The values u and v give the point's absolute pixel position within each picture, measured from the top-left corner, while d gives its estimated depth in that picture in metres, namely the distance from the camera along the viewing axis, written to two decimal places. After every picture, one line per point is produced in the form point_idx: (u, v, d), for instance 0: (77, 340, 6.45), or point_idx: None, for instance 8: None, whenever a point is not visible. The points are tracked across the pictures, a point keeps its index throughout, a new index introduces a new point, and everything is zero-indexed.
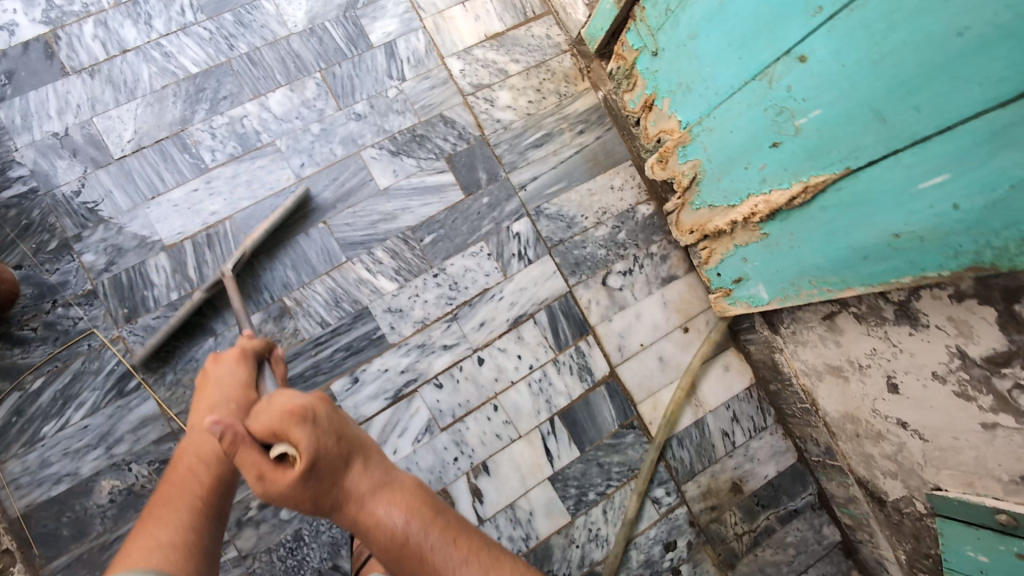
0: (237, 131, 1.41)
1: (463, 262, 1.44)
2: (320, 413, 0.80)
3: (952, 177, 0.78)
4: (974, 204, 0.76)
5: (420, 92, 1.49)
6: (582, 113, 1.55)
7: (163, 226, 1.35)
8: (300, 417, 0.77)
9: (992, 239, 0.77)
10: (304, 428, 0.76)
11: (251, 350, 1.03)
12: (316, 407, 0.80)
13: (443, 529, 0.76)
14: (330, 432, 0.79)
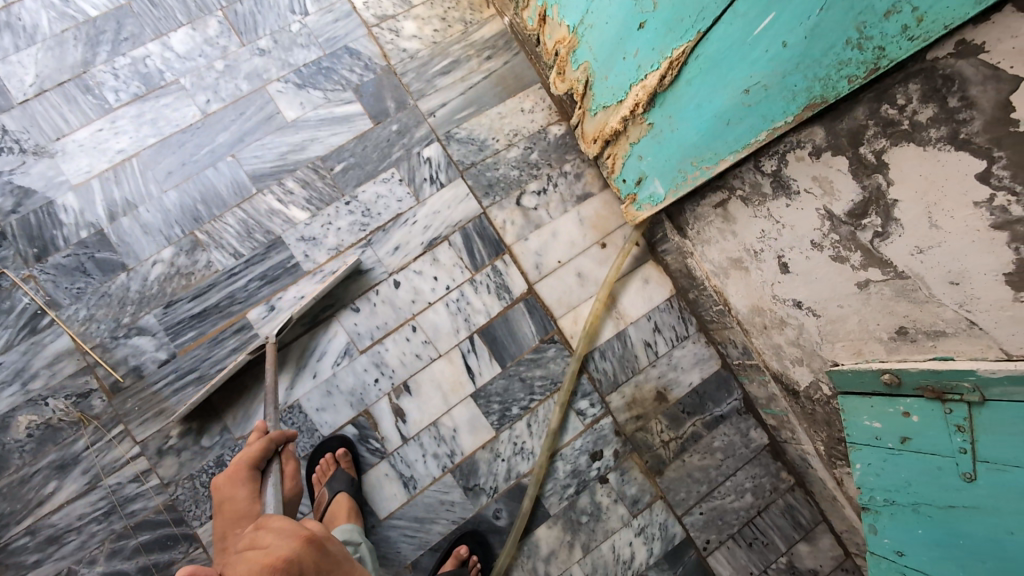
0: (140, 71, 1.42)
1: (375, 189, 1.45)
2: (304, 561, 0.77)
3: (776, 16, 0.85)
4: (797, 37, 0.84)
5: (324, 26, 1.50)
6: (489, 39, 1.56)
7: (70, 166, 1.37)
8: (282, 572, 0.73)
9: (816, 70, 0.85)
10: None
11: (250, 464, 1.01)
12: (303, 557, 0.77)
13: None
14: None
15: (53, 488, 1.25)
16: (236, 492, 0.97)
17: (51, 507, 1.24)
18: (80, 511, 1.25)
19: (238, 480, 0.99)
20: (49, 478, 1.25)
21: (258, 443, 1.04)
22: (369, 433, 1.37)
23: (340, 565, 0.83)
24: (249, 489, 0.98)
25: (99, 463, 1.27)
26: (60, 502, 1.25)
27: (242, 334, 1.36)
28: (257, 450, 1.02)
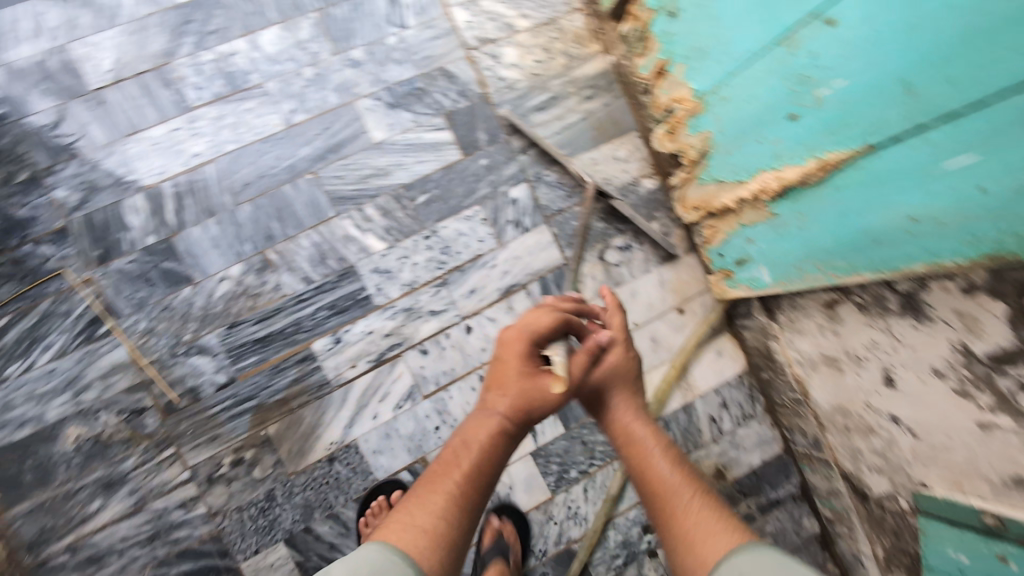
0: (224, 69, 1.33)
1: (457, 226, 1.39)
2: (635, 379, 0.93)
3: (980, 156, 0.72)
4: (1001, 188, 0.71)
5: (422, 42, 1.41)
6: (592, 77, 1.47)
7: (142, 165, 1.29)
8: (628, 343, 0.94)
9: (1015, 227, 0.72)
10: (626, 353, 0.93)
11: (542, 330, 0.87)
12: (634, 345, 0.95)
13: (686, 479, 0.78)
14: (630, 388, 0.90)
15: (97, 507, 1.20)
16: (519, 353, 0.87)
17: (92, 526, 1.20)
18: (123, 533, 1.20)
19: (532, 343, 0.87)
20: (92, 495, 1.20)
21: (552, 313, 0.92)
22: None
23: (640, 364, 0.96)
24: (530, 356, 0.87)
25: (146, 485, 1.22)
26: (102, 522, 1.20)
27: (304, 364, 1.30)
28: (551, 318, 0.88)
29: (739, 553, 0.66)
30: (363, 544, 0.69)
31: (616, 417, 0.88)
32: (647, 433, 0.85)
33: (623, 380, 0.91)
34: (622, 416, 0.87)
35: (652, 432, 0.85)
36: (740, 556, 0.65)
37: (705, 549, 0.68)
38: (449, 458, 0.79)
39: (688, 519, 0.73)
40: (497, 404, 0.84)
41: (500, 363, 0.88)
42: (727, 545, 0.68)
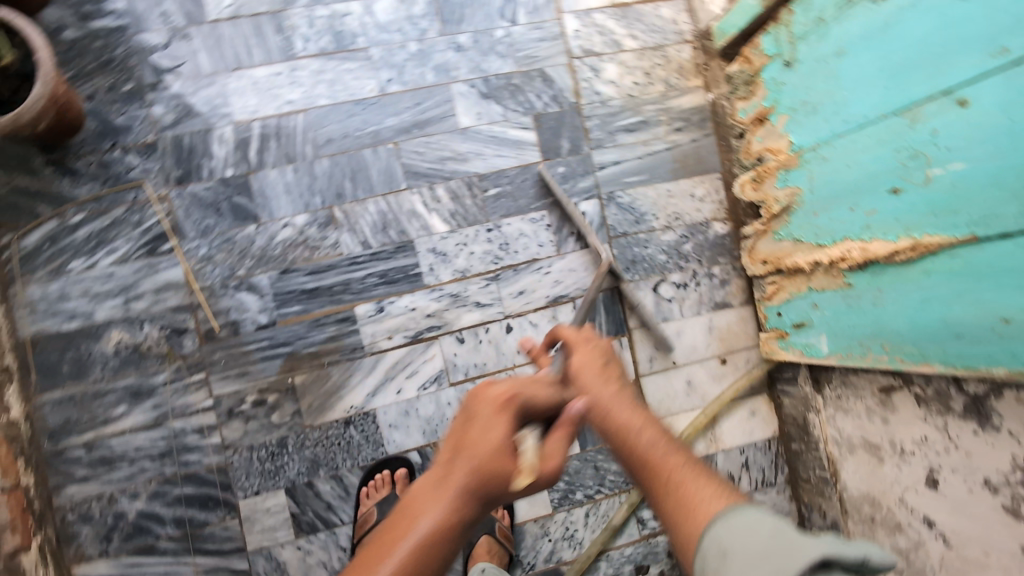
0: (335, 27, 1.37)
1: (520, 226, 1.39)
2: (610, 363, 0.84)
3: None
4: None
5: (528, 41, 1.43)
6: (686, 110, 1.46)
7: (238, 100, 1.34)
8: (600, 364, 0.83)
9: None
10: (606, 370, 0.82)
11: (526, 402, 0.77)
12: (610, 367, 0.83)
13: (674, 461, 0.69)
14: (601, 372, 0.81)
15: (121, 412, 1.24)
16: (486, 423, 0.73)
17: (112, 430, 1.23)
18: (138, 443, 1.23)
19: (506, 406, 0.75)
20: (119, 400, 1.24)
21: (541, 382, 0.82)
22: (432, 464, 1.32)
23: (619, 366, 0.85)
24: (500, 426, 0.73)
25: (170, 403, 1.25)
26: (121, 428, 1.23)
27: (343, 325, 1.31)
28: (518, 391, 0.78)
29: (725, 515, 0.59)
30: None
31: (597, 410, 0.76)
32: (629, 410, 0.75)
33: (601, 382, 0.79)
34: (603, 403, 0.76)
35: (633, 405, 0.76)
36: (726, 520, 0.59)
37: (696, 516, 0.61)
38: (380, 545, 0.66)
39: (683, 490, 0.65)
40: (448, 482, 0.69)
41: (463, 428, 0.75)
42: (715, 508, 0.61)
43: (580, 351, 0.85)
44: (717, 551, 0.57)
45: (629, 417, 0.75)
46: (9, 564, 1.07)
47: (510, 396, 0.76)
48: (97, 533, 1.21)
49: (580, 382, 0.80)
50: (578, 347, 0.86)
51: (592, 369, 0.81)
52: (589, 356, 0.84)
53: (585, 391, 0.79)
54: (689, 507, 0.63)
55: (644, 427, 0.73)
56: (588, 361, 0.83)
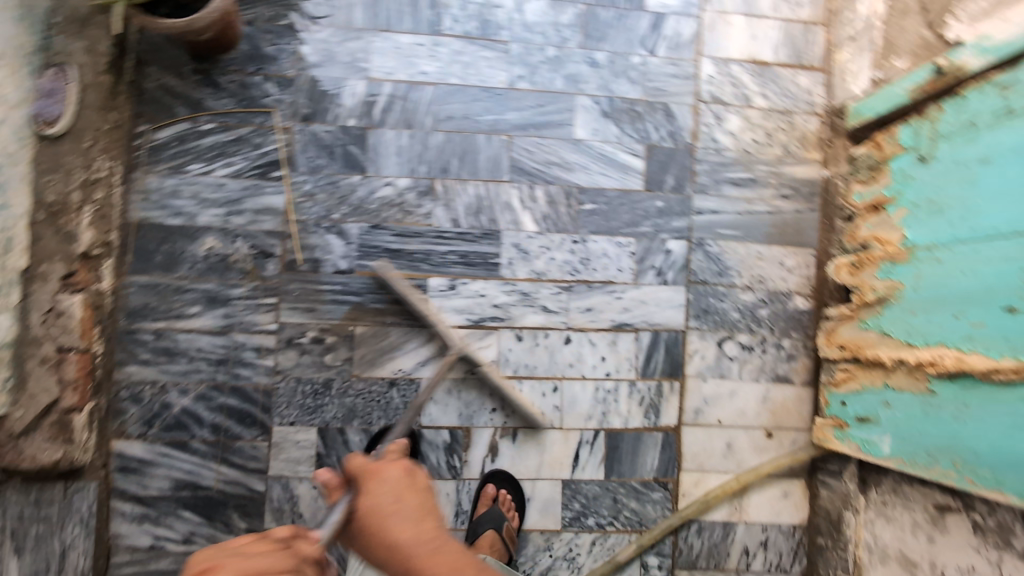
0: (484, 15, 1.42)
1: (605, 246, 1.40)
2: (415, 494, 0.77)
3: None
4: None
5: (662, 74, 1.44)
6: (798, 179, 1.45)
7: (378, 59, 1.39)
8: (403, 491, 0.77)
9: None
10: (405, 496, 0.76)
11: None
12: (408, 491, 0.77)
13: None
14: (407, 504, 0.75)
15: (194, 313, 1.31)
16: None
17: (182, 326, 1.30)
18: (200, 345, 1.30)
19: None
20: (196, 301, 1.31)
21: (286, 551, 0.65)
22: (458, 448, 1.34)
23: (425, 491, 0.79)
24: None
25: (239, 317, 1.32)
26: (190, 327, 1.30)
27: None
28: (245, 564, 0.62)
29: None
30: None
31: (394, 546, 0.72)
32: (424, 543, 0.71)
33: (398, 515, 0.74)
34: (397, 541, 0.72)
35: (437, 544, 0.72)
36: None
37: None
38: None
39: None
40: None
41: None
42: None
43: (374, 481, 0.78)
44: None
45: (428, 552, 0.70)
46: (61, 419, 1.19)
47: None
48: (142, 415, 1.28)
49: (379, 522, 0.73)
50: (374, 480, 0.78)
51: (391, 508, 0.74)
52: (390, 481, 0.78)
53: (387, 540, 0.72)
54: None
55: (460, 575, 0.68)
56: (393, 498, 0.76)
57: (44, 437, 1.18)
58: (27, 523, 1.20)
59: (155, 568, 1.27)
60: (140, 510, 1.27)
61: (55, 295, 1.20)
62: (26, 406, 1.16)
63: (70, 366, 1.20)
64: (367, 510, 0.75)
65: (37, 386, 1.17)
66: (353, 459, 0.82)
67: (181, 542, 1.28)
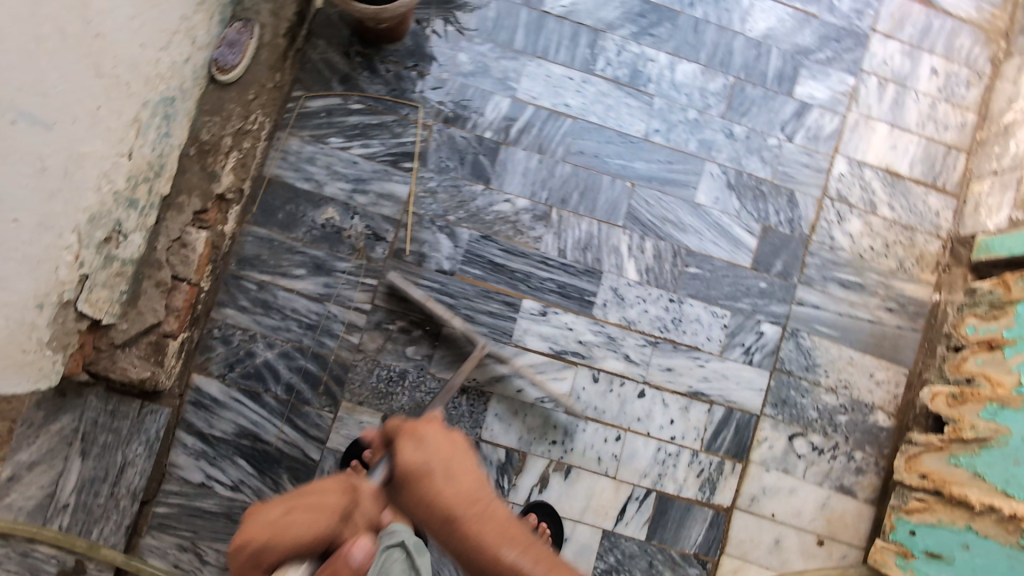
0: (637, 65, 1.45)
1: (700, 312, 1.40)
2: (458, 445, 0.72)
3: None
4: None
5: (795, 162, 1.45)
6: (907, 296, 1.43)
7: (527, 82, 1.43)
8: (445, 453, 0.70)
9: None
10: (441, 464, 0.68)
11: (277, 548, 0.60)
12: (443, 457, 0.69)
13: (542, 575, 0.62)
14: (442, 456, 0.69)
15: (298, 275, 1.35)
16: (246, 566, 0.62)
17: (284, 284, 1.35)
18: (296, 308, 1.35)
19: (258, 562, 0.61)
20: (303, 265, 1.36)
21: (349, 485, 0.70)
22: (510, 470, 1.35)
23: (458, 459, 0.70)
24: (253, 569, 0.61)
25: (338, 290, 1.36)
26: (292, 287, 1.35)
27: (505, 308, 1.38)
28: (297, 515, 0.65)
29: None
30: None
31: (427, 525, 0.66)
32: (482, 504, 0.66)
33: (450, 466, 0.68)
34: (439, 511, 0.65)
35: (491, 514, 0.66)
36: None
37: None
38: None
39: None
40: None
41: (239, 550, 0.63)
42: None
43: (427, 427, 0.73)
44: None
45: (484, 519, 0.65)
46: (157, 341, 1.25)
47: (256, 537, 0.62)
48: (225, 357, 1.33)
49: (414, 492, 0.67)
50: (411, 425, 0.73)
51: (439, 462, 0.68)
52: (429, 440, 0.71)
53: (431, 499, 0.65)
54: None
55: (480, 511, 0.65)
56: (433, 450, 0.69)
57: (138, 353, 1.24)
58: (98, 430, 1.25)
59: (200, 506, 1.31)
60: (201, 447, 1.31)
61: (184, 227, 1.26)
62: (131, 321, 1.23)
63: (179, 295, 1.26)
64: (405, 440, 0.70)
65: (145, 306, 1.24)
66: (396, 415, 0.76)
67: (229, 487, 1.31)
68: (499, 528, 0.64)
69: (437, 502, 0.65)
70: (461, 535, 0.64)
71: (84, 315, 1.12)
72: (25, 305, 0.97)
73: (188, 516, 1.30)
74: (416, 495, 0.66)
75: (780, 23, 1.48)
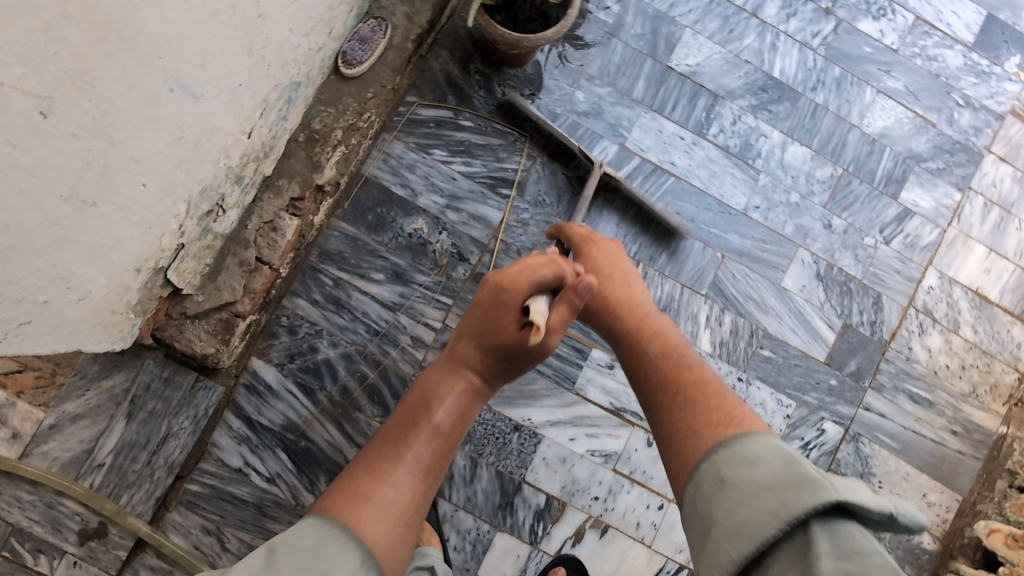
0: (749, 138, 1.43)
1: (765, 397, 1.38)
2: (631, 276, 1.12)
3: None
4: None
5: (887, 266, 1.43)
6: (973, 422, 1.42)
7: (638, 133, 1.42)
8: (619, 274, 1.11)
9: None
10: (620, 280, 1.10)
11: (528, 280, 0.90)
12: (619, 278, 1.10)
13: (688, 366, 0.89)
14: (622, 280, 1.10)
15: (375, 280, 1.33)
16: (497, 293, 0.90)
17: (360, 285, 1.33)
18: (367, 311, 1.33)
19: (503, 289, 0.90)
20: (382, 270, 1.34)
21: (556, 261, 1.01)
22: (547, 518, 1.32)
23: (631, 284, 1.10)
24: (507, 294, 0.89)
25: (412, 302, 1.34)
26: (367, 290, 1.33)
27: (575, 354, 1.35)
28: (535, 270, 0.91)
29: (743, 441, 0.71)
30: (308, 513, 0.69)
31: (603, 315, 1.06)
32: (649, 315, 1.02)
33: (623, 286, 1.09)
34: (613, 302, 1.06)
35: (649, 316, 1.02)
36: (748, 442, 0.71)
37: (720, 429, 0.75)
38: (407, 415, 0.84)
39: (700, 395, 0.82)
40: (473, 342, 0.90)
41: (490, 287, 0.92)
42: (743, 429, 0.74)
43: (610, 258, 1.14)
44: (716, 480, 0.69)
45: (645, 318, 1.01)
46: (228, 320, 1.22)
47: (508, 273, 0.92)
48: (287, 348, 1.30)
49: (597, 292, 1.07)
50: (599, 257, 1.13)
51: (616, 278, 1.10)
52: (608, 266, 1.12)
53: (610, 296, 1.07)
54: (716, 419, 0.77)
55: (645, 311, 1.03)
56: (615, 271, 1.12)
57: (206, 328, 1.21)
58: (148, 395, 1.23)
59: (232, 491, 1.28)
60: (245, 432, 1.29)
61: (279, 211, 1.24)
62: (208, 295, 1.20)
63: (258, 278, 1.24)
64: (597, 264, 1.12)
65: (224, 283, 1.21)
66: (574, 227, 1.21)
67: (265, 478, 1.29)
68: (657, 321, 1.01)
69: (618, 303, 1.05)
70: (630, 319, 1.02)
71: (168, 283, 1.10)
72: (125, 268, 0.96)
73: (218, 499, 1.27)
74: (603, 297, 1.07)
75: (898, 125, 1.47)
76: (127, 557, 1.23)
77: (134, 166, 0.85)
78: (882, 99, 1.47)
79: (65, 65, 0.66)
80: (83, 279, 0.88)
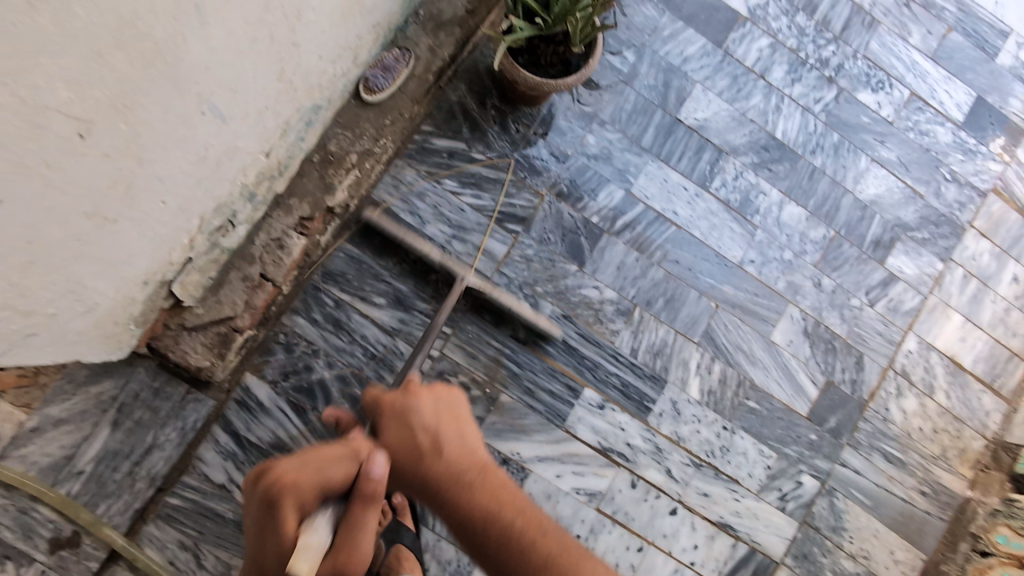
0: (749, 194, 1.49)
1: (748, 447, 1.41)
2: (450, 413, 0.83)
3: None
4: None
5: (871, 328, 1.49)
6: (941, 485, 1.47)
7: (644, 180, 1.46)
8: (439, 415, 0.82)
9: None
10: (438, 429, 0.81)
11: (307, 498, 0.69)
12: (436, 422, 0.81)
13: (544, 538, 0.73)
14: (446, 425, 0.81)
15: (375, 304, 1.34)
16: (267, 515, 0.69)
17: (361, 308, 1.34)
18: (365, 335, 1.33)
19: (273, 508, 0.69)
20: (383, 294, 1.35)
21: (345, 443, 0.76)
22: None
23: (457, 425, 0.82)
24: (279, 518, 0.68)
25: (410, 329, 1.34)
26: (367, 313, 1.34)
27: (567, 392, 1.37)
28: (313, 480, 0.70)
29: None
30: None
31: (424, 486, 0.78)
32: (484, 469, 0.79)
33: (450, 431, 0.81)
34: (441, 466, 0.77)
35: (487, 471, 0.79)
36: None
37: None
38: None
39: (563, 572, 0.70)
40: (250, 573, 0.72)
41: (259, 505, 0.70)
42: None
43: (417, 399, 0.83)
44: None
45: (480, 480, 0.77)
46: (225, 334, 1.19)
47: (280, 479, 0.70)
48: (282, 365, 1.30)
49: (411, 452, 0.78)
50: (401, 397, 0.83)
51: (433, 429, 0.80)
52: (420, 407, 0.82)
53: (434, 461, 0.78)
54: None
55: (479, 467, 0.79)
56: (428, 419, 0.81)
57: (203, 341, 1.17)
58: (136, 404, 1.20)
59: (212, 507, 1.26)
60: (232, 448, 1.27)
61: (287, 229, 1.24)
62: (208, 308, 1.18)
63: (260, 294, 1.22)
64: (404, 409, 0.82)
65: (226, 297, 1.19)
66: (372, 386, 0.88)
67: None
68: (494, 477, 0.78)
69: (443, 466, 0.77)
70: (463, 488, 0.76)
71: (171, 295, 1.09)
72: (133, 280, 0.95)
73: (197, 515, 1.25)
74: (421, 463, 0.78)
75: (890, 194, 1.53)
76: (99, 568, 1.18)
77: (157, 184, 0.85)
78: (875, 167, 1.53)
79: (109, 89, 0.67)
80: (93, 292, 0.87)
